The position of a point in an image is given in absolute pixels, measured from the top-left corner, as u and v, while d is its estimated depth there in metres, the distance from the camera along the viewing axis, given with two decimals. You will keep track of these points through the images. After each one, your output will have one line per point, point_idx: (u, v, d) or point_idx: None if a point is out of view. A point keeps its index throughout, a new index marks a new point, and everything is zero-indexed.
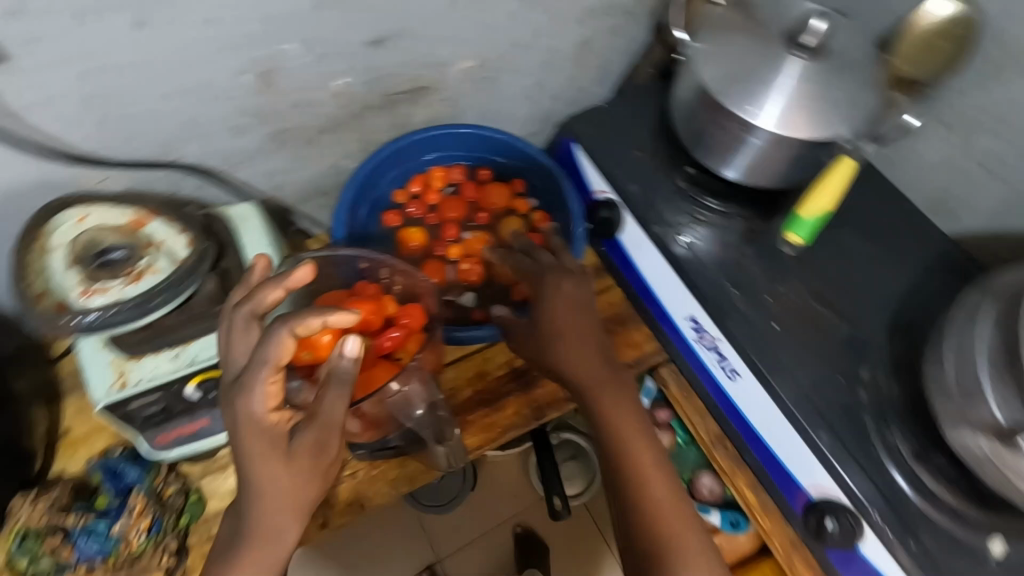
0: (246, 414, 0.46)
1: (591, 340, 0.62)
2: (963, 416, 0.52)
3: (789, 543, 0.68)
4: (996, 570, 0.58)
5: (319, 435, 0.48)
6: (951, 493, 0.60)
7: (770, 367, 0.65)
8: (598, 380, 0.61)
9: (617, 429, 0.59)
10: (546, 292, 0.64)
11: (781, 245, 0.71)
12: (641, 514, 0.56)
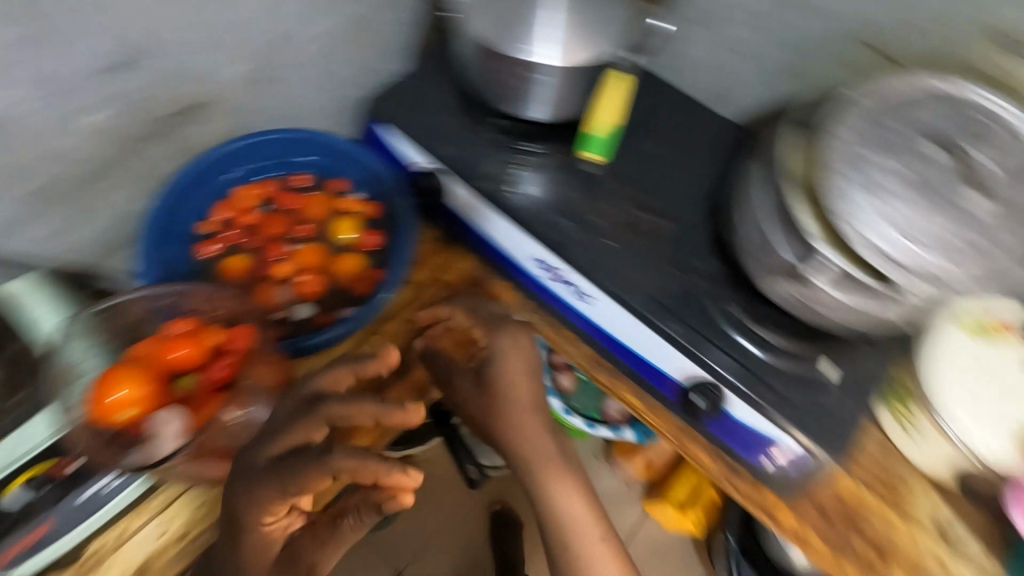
0: (254, 515, 0.52)
1: (532, 407, 0.77)
2: (770, 269, 0.60)
3: (680, 430, 0.74)
4: (836, 391, 0.67)
5: (317, 543, 0.59)
6: (785, 340, 0.68)
7: (612, 282, 0.69)
8: (542, 447, 0.76)
9: (548, 480, 0.76)
10: (501, 360, 0.76)
11: (582, 163, 0.77)
12: (566, 536, 0.75)
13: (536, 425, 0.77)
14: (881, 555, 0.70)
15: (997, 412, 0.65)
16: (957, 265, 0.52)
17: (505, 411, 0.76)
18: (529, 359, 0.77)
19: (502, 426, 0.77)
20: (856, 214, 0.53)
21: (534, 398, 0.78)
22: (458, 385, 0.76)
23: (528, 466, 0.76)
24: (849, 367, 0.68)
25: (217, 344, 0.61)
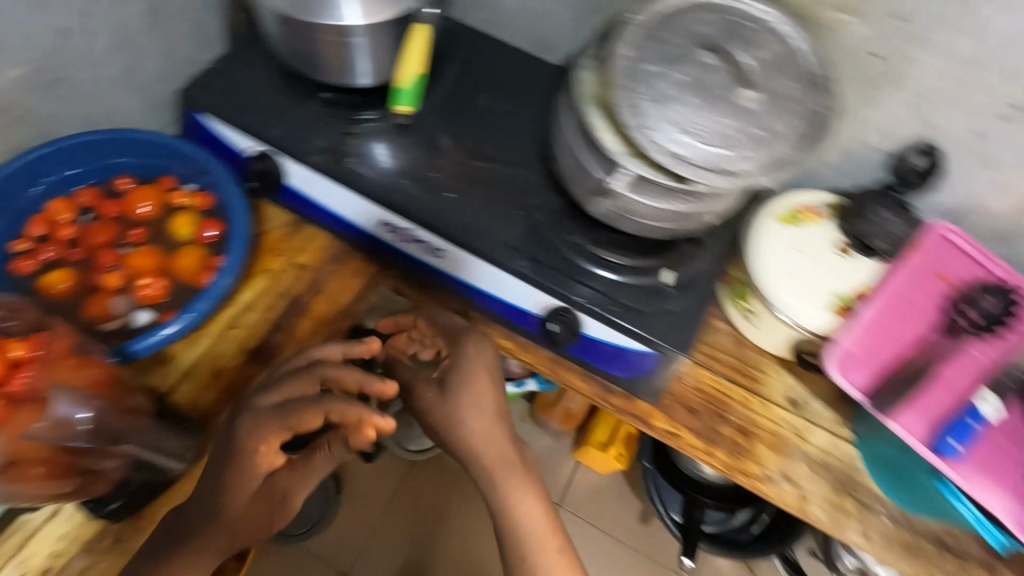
0: (243, 446, 0.57)
1: (495, 419, 0.73)
2: (590, 190, 0.64)
3: (551, 361, 0.78)
4: (677, 293, 0.72)
5: (295, 480, 0.61)
6: (625, 256, 0.72)
7: (457, 231, 0.71)
8: (501, 452, 0.72)
9: (507, 490, 0.71)
10: (463, 368, 0.72)
11: (391, 117, 0.77)
12: (518, 536, 0.70)
13: (500, 433, 0.73)
14: (743, 435, 0.77)
15: (812, 286, 0.72)
16: (740, 154, 0.58)
17: (465, 422, 0.72)
18: (493, 369, 0.73)
19: (459, 439, 0.72)
20: (639, 123, 0.58)
21: (495, 407, 0.73)
22: (422, 394, 0.73)
23: (487, 473, 0.72)
24: (688, 271, 0.73)
25: (14, 356, 0.50)
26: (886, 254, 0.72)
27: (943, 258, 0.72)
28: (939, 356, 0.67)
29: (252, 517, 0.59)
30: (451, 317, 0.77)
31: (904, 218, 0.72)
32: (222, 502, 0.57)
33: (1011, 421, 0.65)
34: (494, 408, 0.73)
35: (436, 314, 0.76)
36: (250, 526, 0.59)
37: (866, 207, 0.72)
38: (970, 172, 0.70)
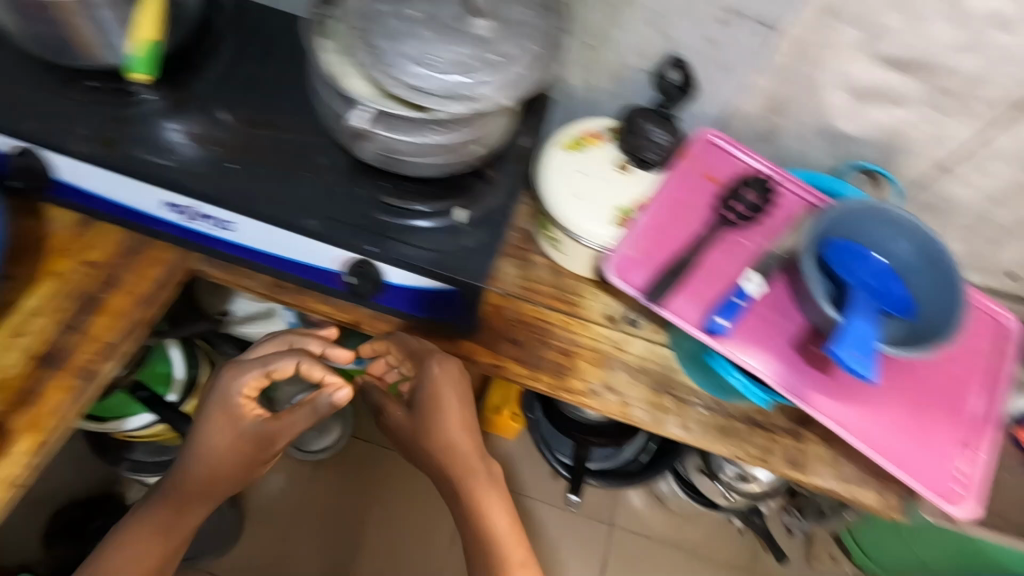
0: (224, 394, 0.74)
1: (460, 438, 0.80)
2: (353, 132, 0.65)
3: (371, 318, 0.79)
4: (471, 230, 0.74)
5: (279, 428, 0.76)
6: (416, 202, 0.75)
7: (241, 201, 0.71)
8: (469, 460, 0.81)
9: (479, 495, 0.80)
10: (433, 391, 0.76)
11: (136, 90, 0.75)
12: (483, 527, 0.80)
13: (472, 445, 0.81)
14: (564, 355, 0.82)
15: (596, 204, 0.76)
16: (478, 79, 0.61)
17: (435, 432, 0.80)
18: (456, 389, 0.77)
19: (429, 442, 0.81)
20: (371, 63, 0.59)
21: (462, 423, 0.80)
22: (393, 412, 0.86)
23: (459, 480, 0.81)
24: (482, 208, 0.76)
25: None
26: (657, 163, 0.77)
27: (709, 162, 0.79)
28: (708, 251, 0.74)
29: (241, 454, 0.76)
30: (408, 336, 0.77)
31: (670, 127, 0.76)
32: (210, 443, 0.75)
33: (772, 296, 0.72)
34: (465, 421, 0.81)
35: (399, 338, 0.76)
36: (238, 463, 0.76)
37: (635, 121, 0.76)
38: (717, 79, 0.77)
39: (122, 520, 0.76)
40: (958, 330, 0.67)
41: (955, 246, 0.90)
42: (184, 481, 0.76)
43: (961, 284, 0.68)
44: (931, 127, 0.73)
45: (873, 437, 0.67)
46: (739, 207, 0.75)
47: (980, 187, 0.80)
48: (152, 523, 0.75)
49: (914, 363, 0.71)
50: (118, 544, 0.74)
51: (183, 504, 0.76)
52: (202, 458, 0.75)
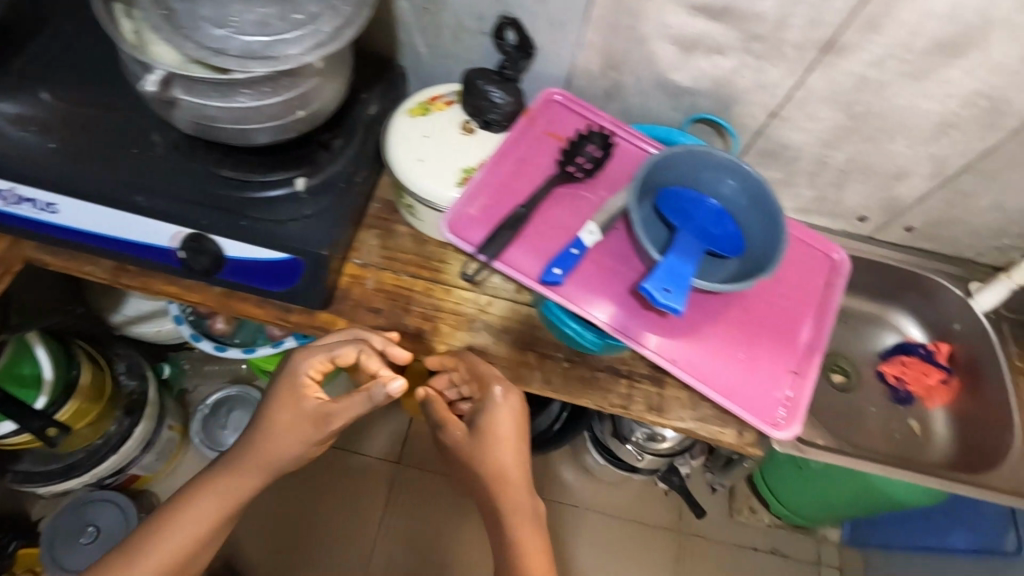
0: (292, 370, 0.73)
1: (503, 464, 0.77)
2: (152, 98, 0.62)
3: (222, 297, 0.78)
4: (309, 198, 0.74)
5: (336, 410, 0.73)
6: (250, 172, 0.74)
7: (60, 179, 0.68)
8: (517, 485, 0.79)
9: (516, 517, 0.79)
10: (496, 409, 0.76)
11: None
12: (515, 545, 0.78)
13: (513, 477, 0.78)
14: (427, 321, 0.82)
15: (439, 167, 0.77)
16: (278, 39, 0.61)
17: (480, 456, 0.78)
18: (508, 421, 0.76)
19: (481, 460, 0.78)
20: (163, 26, 0.59)
21: (509, 451, 0.78)
22: (451, 431, 0.80)
23: (501, 501, 0.79)
24: (324, 176, 0.76)
25: None
26: (498, 125, 0.78)
27: (553, 121, 0.81)
28: (550, 205, 0.76)
29: (297, 435, 0.75)
30: (467, 355, 0.77)
31: (508, 89, 0.77)
32: (275, 416, 0.75)
33: (611, 243, 0.74)
34: (513, 451, 0.77)
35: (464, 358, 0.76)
36: (291, 446, 0.75)
37: (474, 82, 0.77)
38: (550, 36, 0.78)
39: (200, 474, 0.79)
40: (780, 262, 0.71)
41: (805, 191, 0.95)
42: (248, 451, 0.77)
43: (782, 219, 0.72)
44: (753, 73, 0.77)
45: (705, 370, 0.70)
46: (581, 161, 0.78)
47: (810, 131, 0.84)
48: (215, 487, 0.77)
49: (748, 298, 0.75)
50: (186, 500, 0.77)
51: (239, 476, 0.77)
52: (264, 434, 0.75)
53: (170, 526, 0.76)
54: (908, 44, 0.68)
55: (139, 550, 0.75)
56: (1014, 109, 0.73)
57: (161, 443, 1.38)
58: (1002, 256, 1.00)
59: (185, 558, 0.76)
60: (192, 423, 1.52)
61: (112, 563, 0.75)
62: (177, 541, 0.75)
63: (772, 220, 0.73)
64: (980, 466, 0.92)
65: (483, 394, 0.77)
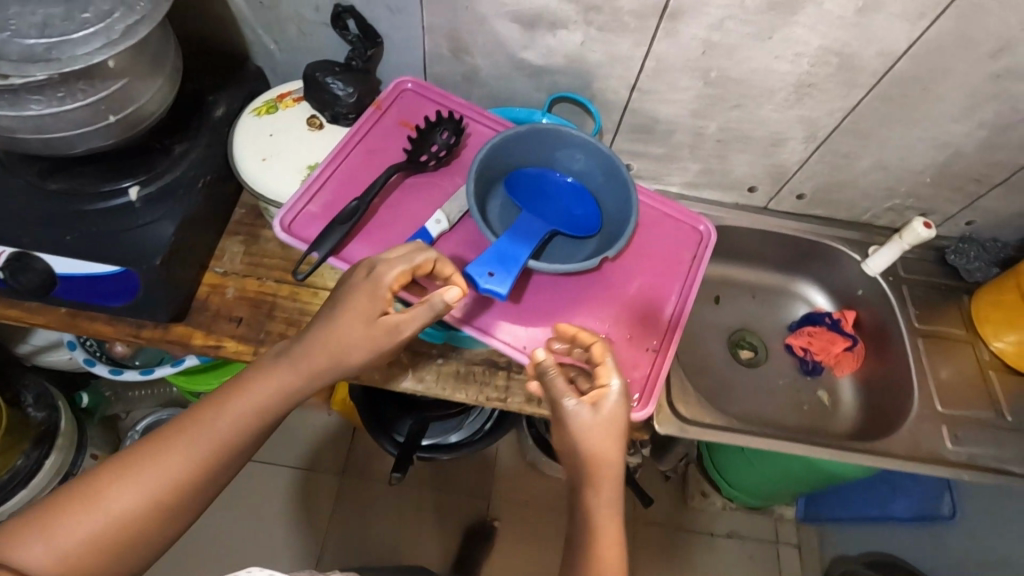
0: (377, 271, 0.61)
1: (599, 448, 0.55)
2: None
3: (70, 317, 0.75)
4: (145, 209, 0.71)
5: (396, 318, 0.60)
6: (80, 186, 0.70)
7: None
8: (608, 497, 0.55)
9: (591, 506, 0.55)
10: (616, 398, 0.56)
11: None
12: (586, 544, 0.54)
13: (606, 470, 0.55)
14: (292, 326, 0.79)
15: (285, 165, 0.74)
16: (65, 37, 0.57)
17: (569, 434, 0.56)
18: (617, 418, 0.56)
19: (568, 438, 0.57)
20: None
21: (611, 440, 0.56)
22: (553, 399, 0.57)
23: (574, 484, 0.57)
24: (162, 183, 0.73)
25: None
26: (347, 116, 0.76)
27: (406, 109, 0.79)
28: (399, 196, 0.73)
29: (363, 341, 0.60)
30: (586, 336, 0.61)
31: (351, 80, 0.74)
32: (339, 317, 0.60)
33: (463, 231, 0.72)
34: (604, 444, 0.55)
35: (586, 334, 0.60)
36: (356, 347, 0.60)
37: (313, 75, 0.74)
38: (392, 22, 0.76)
39: (263, 356, 0.61)
40: (630, 237, 0.69)
41: (689, 165, 0.92)
42: (316, 342, 0.60)
43: (632, 192, 0.70)
44: (602, 46, 0.74)
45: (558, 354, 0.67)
46: (432, 149, 0.75)
47: (675, 104, 0.81)
48: (282, 374, 0.58)
49: (609, 275, 0.73)
50: (242, 389, 0.57)
51: (305, 362, 0.59)
52: (333, 325, 0.60)
53: (219, 415, 0.55)
54: (742, 2, 0.66)
55: (182, 438, 0.53)
56: (866, 63, 0.71)
57: (82, 473, 1.35)
58: (898, 217, 0.98)
59: (229, 463, 0.55)
60: (120, 450, 1.48)
61: (143, 457, 0.52)
62: (234, 430, 0.55)
63: (624, 194, 0.72)
64: (880, 430, 0.90)
65: (609, 379, 0.57)
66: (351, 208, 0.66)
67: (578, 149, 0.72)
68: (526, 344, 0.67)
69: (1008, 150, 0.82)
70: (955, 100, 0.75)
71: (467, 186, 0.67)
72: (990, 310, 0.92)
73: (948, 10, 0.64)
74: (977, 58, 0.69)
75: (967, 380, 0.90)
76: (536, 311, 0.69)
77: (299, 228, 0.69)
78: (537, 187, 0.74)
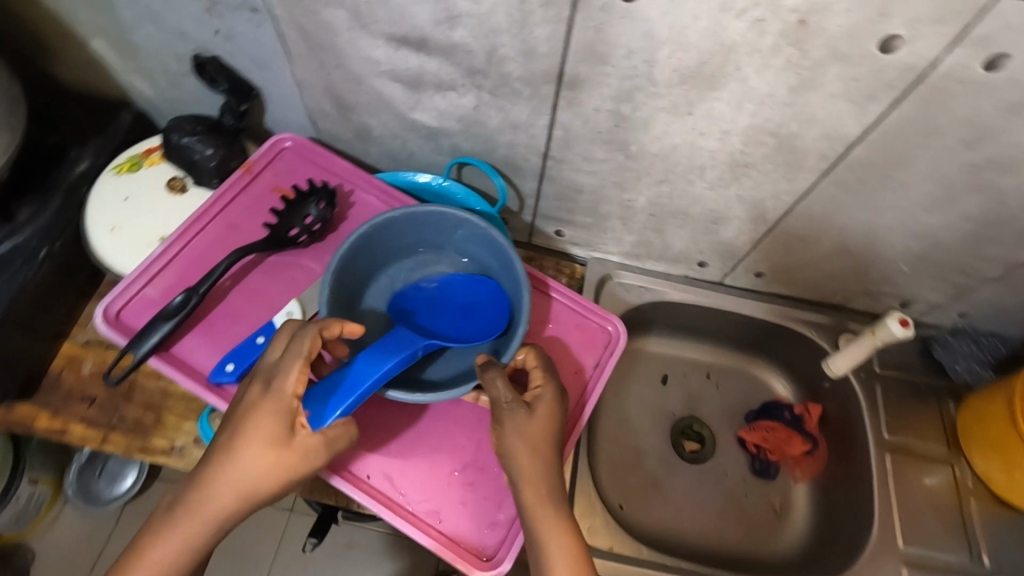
0: (281, 386, 0.49)
1: (541, 446, 0.52)
2: None
3: None
4: None
5: (315, 441, 0.50)
6: None
7: None
8: (549, 478, 0.52)
9: (532, 505, 0.51)
10: (551, 399, 0.54)
11: None
12: (536, 537, 0.50)
13: (545, 468, 0.52)
14: (150, 412, 0.69)
15: (138, 236, 0.68)
16: None
17: (506, 440, 0.52)
18: (556, 417, 0.54)
19: (504, 443, 0.52)
20: None
21: (551, 439, 0.53)
22: (495, 389, 0.53)
23: (514, 487, 0.52)
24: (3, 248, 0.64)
25: None
26: (212, 179, 0.70)
27: (282, 172, 0.70)
28: (256, 279, 0.64)
29: (274, 470, 0.48)
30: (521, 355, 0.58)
31: (212, 141, 0.68)
32: (246, 451, 0.48)
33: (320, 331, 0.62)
34: (546, 440, 0.52)
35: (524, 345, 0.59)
36: (268, 479, 0.48)
37: (169, 137, 0.68)
38: (263, 75, 0.65)
39: (154, 515, 0.49)
40: (516, 352, 0.57)
41: (625, 236, 0.80)
42: (219, 485, 0.48)
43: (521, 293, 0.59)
44: (498, 112, 0.62)
45: (408, 486, 0.58)
46: (304, 221, 0.66)
47: (596, 175, 0.69)
48: (184, 526, 0.47)
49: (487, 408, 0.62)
50: (152, 561, 0.47)
51: (208, 504, 0.48)
52: (233, 458, 0.48)
53: None
54: (648, 74, 0.53)
55: None
56: (809, 146, 0.58)
57: (17, 502, 1.11)
58: (873, 302, 0.84)
59: None
60: (66, 473, 1.20)
61: None
62: None
63: (518, 291, 0.61)
64: (833, 563, 0.76)
65: (544, 381, 0.55)
66: (178, 300, 0.59)
67: (470, 233, 0.63)
68: (370, 472, 0.58)
69: (1000, 246, 0.67)
70: (925, 191, 0.61)
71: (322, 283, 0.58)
72: (973, 424, 0.77)
73: (905, 95, 0.51)
74: (948, 146, 0.55)
75: (936, 507, 0.76)
76: (392, 428, 0.60)
77: (129, 315, 0.61)
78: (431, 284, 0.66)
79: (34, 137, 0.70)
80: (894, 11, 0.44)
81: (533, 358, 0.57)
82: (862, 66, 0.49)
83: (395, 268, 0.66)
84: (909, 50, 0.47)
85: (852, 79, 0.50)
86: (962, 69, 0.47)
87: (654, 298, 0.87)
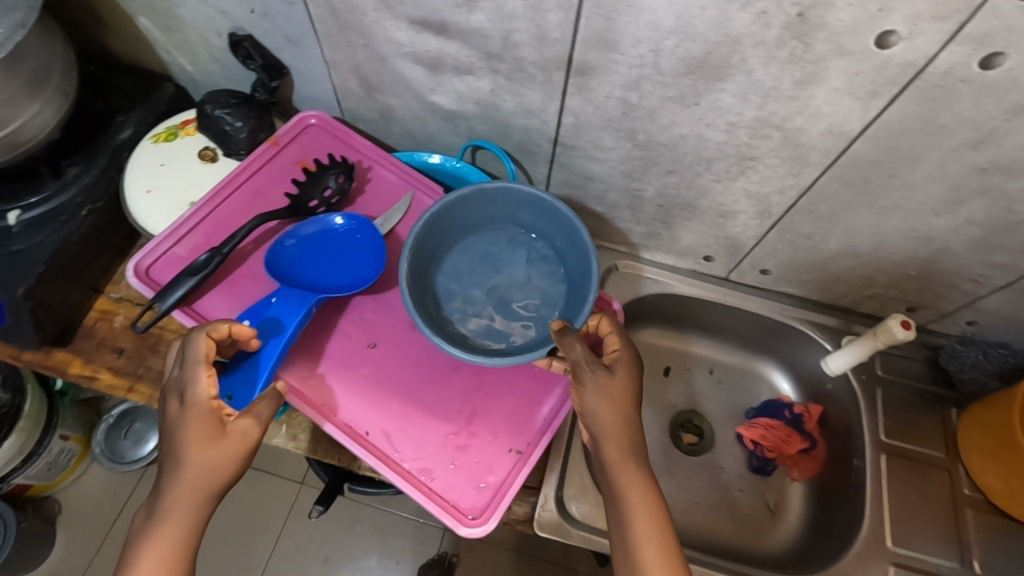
0: (195, 393, 0.53)
1: (622, 403, 0.57)
2: None
3: None
4: (20, 232, 0.69)
5: (252, 414, 0.54)
6: None
7: None
8: (632, 435, 0.56)
9: (614, 461, 0.55)
10: (627, 363, 0.59)
11: None
12: (617, 490, 0.54)
13: (627, 424, 0.56)
14: None
15: (172, 199, 0.73)
16: None
17: (588, 399, 0.57)
18: (633, 377, 0.58)
19: (586, 406, 0.57)
20: None
21: (630, 396, 0.58)
22: (577, 355, 0.57)
23: (595, 442, 0.57)
24: (46, 208, 0.70)
25: None
26: (242, 150, 0.75)
27: (306, 147, 0.74)
28: None
29: (225, 458, 0.52)
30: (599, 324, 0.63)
31: (242, 113, 0.73)
32: (189, 457, 0.51)
33: (362, 312, 0.68)
34: (626, 400, 0.57)
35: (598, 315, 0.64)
36: (224, 471, 0.52)
37: (204, 108, 0.73)
38: (295, 53, 0.69)
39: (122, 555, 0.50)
40: (587, 319, 0.63)
41: (634, 226, 0.82)
42: (177, 496, 0.51)
43: (591, 260, 0.63)
44: (512, 96, 0.65)
45: (404, 444, 0.61)
46: (323, 194, 0.70)
47: (605, 163, 0.71)
48: (154, 545, 0.49)
49: (485, 377, 0.66)
50: None
51: (175, 510, 0.50)
52: (179, 469, 0.51)
53: None
54: (655, 63, 0.55)
55: None
56: (814, 142, 0.60)
57: (49, 454, 1.15)
58: (880, 306, 0.84)
59: None
60: (95, 433, 1.28)
61: None
62: None
63: (584, 259, 0.66)
64: (821, 561, 0.77)
65: (620, 346, 0.60)
66: (201, 257, 0.63)
67: (528, 210, 0.69)
68: (369, 428, 0.62)
69: (1009, 254, 0.67)
70: (929, 193, 0.62)
71: (401, 265, 0.63)
72: (973, 433, 0.77)
73: (908, 91, 0.52)
74: (952, 147, 0.56)
75: (932, 514, 0.76)
76: (390, 389, 0.64)
77: (158, 272, 0.66)
78: (487, 271, 0.71)
79: (84, 102, 0.76)
80: (893, 7, 0.45)
81: (610, 327, 0.62)
82: (864, 62, 0.50)
83: (448, 258, 0.71)
84: (909, 46, 0.48)
85: (855, 74, 0.51)
86: (963, 68, 0.48)
87: (662, 289, 0.88)
